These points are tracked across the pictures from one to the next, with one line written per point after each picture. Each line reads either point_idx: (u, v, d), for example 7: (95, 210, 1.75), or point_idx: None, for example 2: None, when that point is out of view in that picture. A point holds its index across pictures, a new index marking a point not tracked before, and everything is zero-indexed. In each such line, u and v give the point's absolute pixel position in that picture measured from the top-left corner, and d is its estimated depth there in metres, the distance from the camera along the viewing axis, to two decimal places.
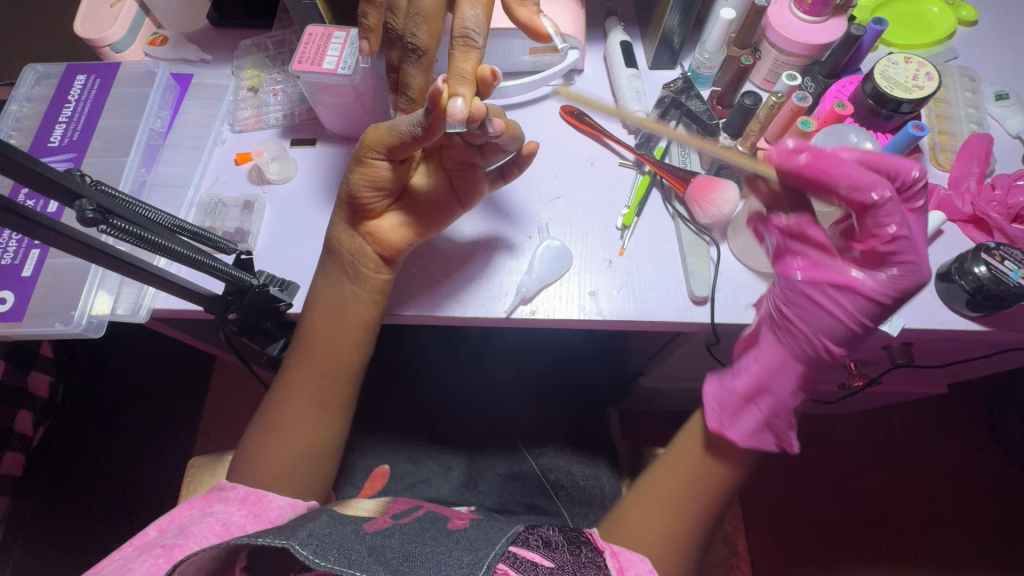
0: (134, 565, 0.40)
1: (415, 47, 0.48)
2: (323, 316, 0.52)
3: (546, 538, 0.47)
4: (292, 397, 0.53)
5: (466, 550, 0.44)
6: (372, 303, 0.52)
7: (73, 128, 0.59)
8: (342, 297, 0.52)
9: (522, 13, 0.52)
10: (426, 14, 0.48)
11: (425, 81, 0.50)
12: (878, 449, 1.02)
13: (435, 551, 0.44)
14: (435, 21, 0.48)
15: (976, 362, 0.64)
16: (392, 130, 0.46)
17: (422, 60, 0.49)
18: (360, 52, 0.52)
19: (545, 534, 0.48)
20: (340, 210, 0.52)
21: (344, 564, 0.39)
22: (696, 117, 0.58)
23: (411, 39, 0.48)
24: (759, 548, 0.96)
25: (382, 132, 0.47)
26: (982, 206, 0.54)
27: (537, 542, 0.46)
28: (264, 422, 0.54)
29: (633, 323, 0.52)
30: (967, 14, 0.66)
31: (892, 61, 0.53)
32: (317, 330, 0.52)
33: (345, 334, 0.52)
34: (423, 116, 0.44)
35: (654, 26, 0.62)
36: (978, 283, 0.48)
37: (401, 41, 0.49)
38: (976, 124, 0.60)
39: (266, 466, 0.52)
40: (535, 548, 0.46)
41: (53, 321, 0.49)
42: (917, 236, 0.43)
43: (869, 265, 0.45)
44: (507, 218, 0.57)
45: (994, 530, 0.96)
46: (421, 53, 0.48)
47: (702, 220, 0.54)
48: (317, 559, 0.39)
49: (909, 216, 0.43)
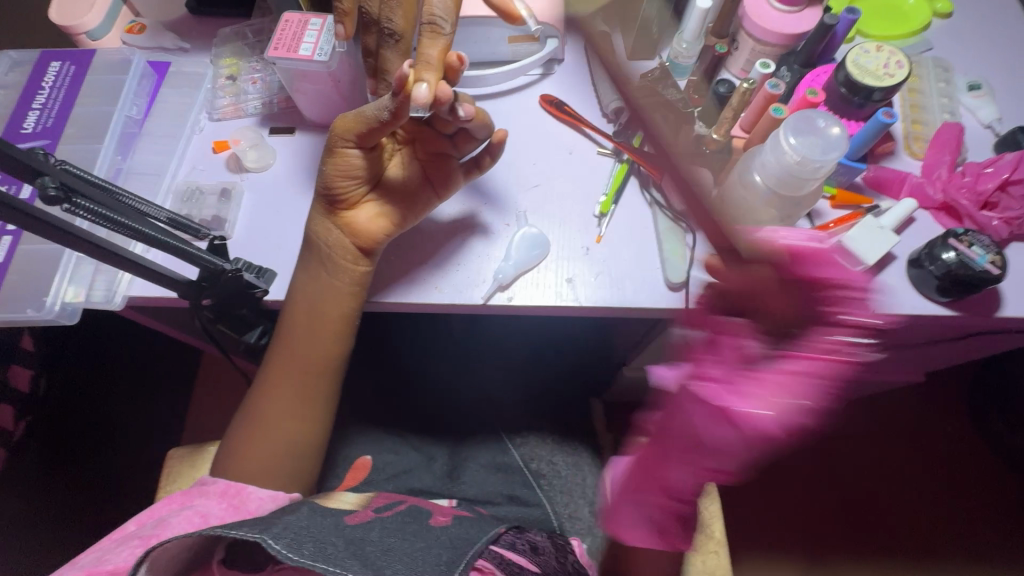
0: (111, 556, 0.41)
1: (391, 31, 0.49)
2: (299, 314, 0.52)
3: (532, 543, 0.51)
4: (269, 394, 0.53)
5: (445, 549, 0.47)
6: (351, 296, 0.52)
7: (47, 115, 0.58)
8: (321, 290, 0.52)
9: None
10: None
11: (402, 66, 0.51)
12: (859, 439, 1.03)
13: (413, 549, 0.45)
14: (411, 4, 0.49)
15: (949, 349, 0.65)
16: (357, 117, 0.47)
17: (398, 44, 0.50)
18: (336, 37, 0.52)
19: (531, 539, 0.51)
20: (317, 203, 0.53)
21: (317, 559, 0.38)
22: (673, 106, 0.59)
23: (387, 24, 0.49)
24: (742, 537, 0.97)
25: (350, 119, 0.48)
26: (953, 193, 0.54)
27: (523, 547, 0.50)
28: (246, 418, 0.54)
29: (609, 310, 0.53)
30: (942, 6, 0.67)
31: (864, 49, 0.54)
32: (295, 328, 0.52)
33: (326, 331, 0.53)
34: (389, 100, 0.45)
35: (633, 15, 0.62)
36: (946, 267, 0.49)
37: (377, 26, 0.50)
38: (949, 114, 0.61)
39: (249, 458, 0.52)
40: (521, 552, 0.49)
41: (25, 307, 0.49)
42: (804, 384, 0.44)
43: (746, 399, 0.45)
44: (485, 205, 0.57)
45: (972, 518, 0.98)
46: (397, 38, 0.49)
47: (678, 207, 0.55)
48: (290, 552, 0.38)
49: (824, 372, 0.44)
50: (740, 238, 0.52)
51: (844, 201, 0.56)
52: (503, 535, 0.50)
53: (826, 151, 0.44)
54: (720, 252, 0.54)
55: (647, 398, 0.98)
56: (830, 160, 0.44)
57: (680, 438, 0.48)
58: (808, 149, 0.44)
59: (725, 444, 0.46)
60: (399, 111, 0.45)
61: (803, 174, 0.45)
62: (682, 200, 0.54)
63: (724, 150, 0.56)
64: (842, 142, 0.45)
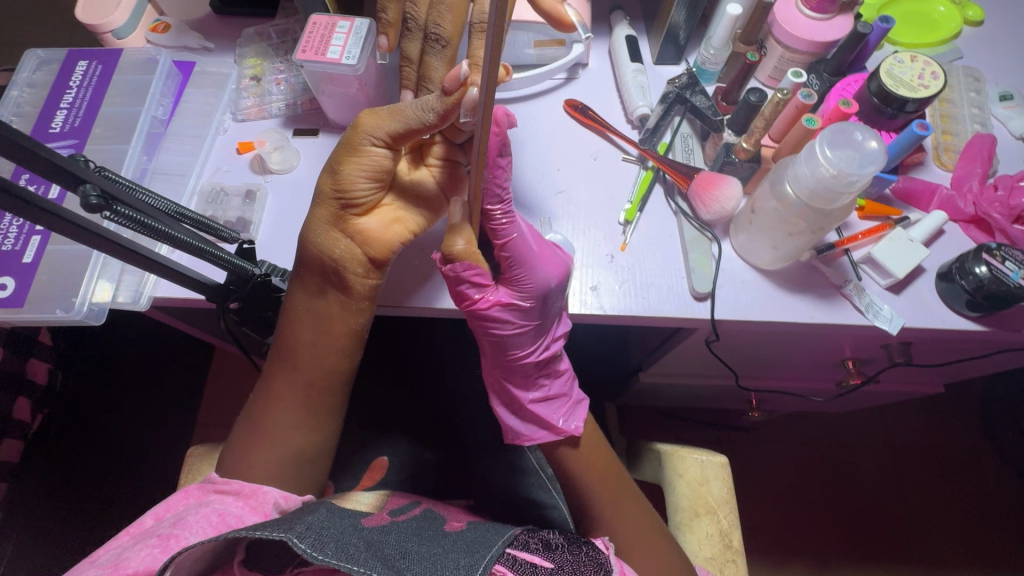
0: (129, 556, 0.40)
1: (439, 37, 0.49)
2: (304, 321, 0.51)
3: (545, 541, 0.49)
4: (280, 402, 0.52)
5: (462, 553, 0.45)
6: (359, 309, 0.50)
7: (74, 115, 0.58)
8: (329, 304, 0.50)
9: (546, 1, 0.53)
10: (451, 4, 0.49)
11: (446, 73, 0.51)
12: (873, 447, 1.03)
13: (433, 553, 0.45)
14: (459, 10, 0.50)
15: (972, 363, 0.64)
16: (395, 116, 0.45)
17: (445, 50, 0.50)
18: (378, 47, 0.55)
19: (546, 537, 0.49)
20: (323, 208, 0.49)
21: (342, 559, 0.38)
22: (700, 113, 0.58)
23: (435, 29, 0.49)
24: (754, 544, 0.96)
25: (384, 117, 0.46)
26: (984, 207, 0.54)
27: (537, 546, 0.47)
28: (253, 426, 0.53)
29: (634, 319, 0.52)
30: (973, 14, 0.66)
31: (899, 59, 0.53)
32: (306, 340, 0.51)
33: (332, 343, 0.51)
34: (438, 100, 0.44)
35: (660, 20, 0.62)
36: (978, 283, 0.48)
37: (423, 32, 0.51)
38: (980, 125, 0.60)
39: (257, 467, 0.51)
40: (534, 551, 0.47)
41: (55, 308, 0.49)
42: (487, 345, 0.51)
43: (489, 322, 0.49)
44: (513, 211, 0.56)
45: (987, 531, 0.97)
46: (444, 44, 0.50)
47: (704, 216, 0.54)
48: (315, 552, 0.38)
49: (529, 291, 0.48)
50: (767, 248, 0.51)
51: (871, 212, 0.56)
52: (518, 535, 0.49)
53: (863, 165, 0.43)
54: (746, 261, 0.54)
55: (658, 403, 0.97)
56: (866, 174, 0.43)
57: (515, 376, 0.53)
58: (844, 162, 0.44)
59: (519, 366, 0.52)
60: (446, 107, 0.43)
61: (837, 188, 0.44)
62: (710, 210, 0.53)
63: (754, 160, 0.54)
64: (879, 155, 0.44)
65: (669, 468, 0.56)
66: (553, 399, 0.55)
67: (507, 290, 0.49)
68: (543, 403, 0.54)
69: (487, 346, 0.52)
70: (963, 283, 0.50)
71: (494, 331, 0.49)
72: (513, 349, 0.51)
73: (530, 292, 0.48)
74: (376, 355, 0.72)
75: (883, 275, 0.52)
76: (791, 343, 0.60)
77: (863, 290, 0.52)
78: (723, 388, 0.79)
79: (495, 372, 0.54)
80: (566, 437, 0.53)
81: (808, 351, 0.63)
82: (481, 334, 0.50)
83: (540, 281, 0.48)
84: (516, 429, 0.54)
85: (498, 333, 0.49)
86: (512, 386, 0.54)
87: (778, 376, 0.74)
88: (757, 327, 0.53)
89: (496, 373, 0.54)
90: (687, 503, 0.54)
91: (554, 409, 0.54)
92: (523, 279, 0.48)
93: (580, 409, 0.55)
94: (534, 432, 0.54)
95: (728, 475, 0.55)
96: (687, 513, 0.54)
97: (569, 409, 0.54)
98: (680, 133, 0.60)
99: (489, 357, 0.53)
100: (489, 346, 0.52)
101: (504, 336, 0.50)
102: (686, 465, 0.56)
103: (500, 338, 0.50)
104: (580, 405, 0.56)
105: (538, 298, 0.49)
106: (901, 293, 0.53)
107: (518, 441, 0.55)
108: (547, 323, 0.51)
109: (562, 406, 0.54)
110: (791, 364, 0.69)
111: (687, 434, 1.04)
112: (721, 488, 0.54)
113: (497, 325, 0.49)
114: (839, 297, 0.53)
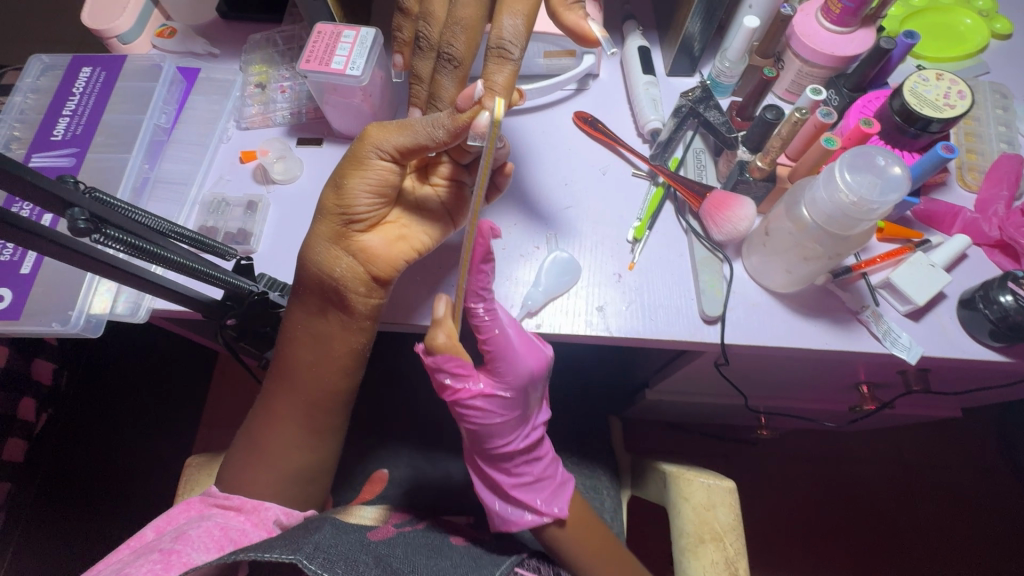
0: (130, 569, 0.38)
1: (452, 57, 0.48)
2: (304, 342, 0.49)
3: (552, 571, 0.49)
4: (277, 419, 0.51)
5: (472, 573, 0.45)
6: (360, 330, 0.49)
7: (76, 122, 0.58)
8: (330, 326, 0.49)
9: (569, 18, 0.50)
10: (465, 23, 0.47)
11: (456, 92, 0.49)
12: (885, 466, 1.00)
13: (440, 567, 0.44)
14: (474, 31, 0.48)
15: (993, 391, 0.62)
16: (403, 131, 0.44)
17: (456, 71, 0.48)
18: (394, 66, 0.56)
19: (551, 568, 0.50)
20: (325, 224, 0.47)
21: None
22: (714, 128, 0.56)
23: (448, 49, 0.48)
24: (758, 564, 0.94)
25: (394, 132, 0.44)
26: (1011, 232, 0.51)
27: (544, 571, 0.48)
28: (250, 442, 0.52)
29: (642, 341, 0.51)
30: (1001, 27, 0.64)
31: (923, 77, 0.51)
32: (303, 359, 0.50)
33: (334, 364, 0.50)
34: (450, 119, 0.42)
35: (674, 32, 0.60)
36: (1003, 313, 0.46)
37: (436, 52, 0.50)
38: (1007, 144, 0.58)
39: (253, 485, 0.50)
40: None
41: (50, 320, 0.48)
42: (471, 442, 0.50)
43: (470, 413, 0.47)
44: (521, 225, 0.55)
45: (1002, 556, 0.94)
46: (456, 64, 0.48)
47: (716, 237, 0.53)
48: (326, 573, 0.36)
49: (514, 376, 0.47)
50: (782, 272, 0.49)
51: (891, 234, 0.53)
52: (523, 560, 0.49)
53: (885, 192, 0.41)
54: (758, 283, 0.52)
55: (663, 417, 0.96)
56: (888, 202, 0.41)
57: (500, 472, 0.51)
58: (864, 188, 0.42)
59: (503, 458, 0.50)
60: (458, 126, 0.42)
61: (855, 216, 0.42)
62: (722, 230, 0.52)
63: (769, 179, 0.52)
64: (902, 181, 0.42)
65: (675, 490, 0.55)
66: (545, 483, 0.51)
67: (491, 379, 0.48)
68: (527, 488, 0.51)
69: (471, 445, 0.50)
70: (987, 309, 0.47)
71: (476, 421, 0.47)
72: (494, 441, 0.49)
73: (512, 386, 0.47)
74: (377, 367, 0.71)
75: (902, 301, 0.50)
76: (804, 367, 0.58)
77: (880, 317, 0.50)
78: (731, 406, 0.77)
79: (479, 465, 0.52)
80: (549, 519, 0.49)
81: (820, 375, 0.61)
82: (463, 428, 0.48)
83: (527, 367, 0.48)
84: (499, 512, 0.51)
85: (485, 427, 0.48)
86: (500, 490, 0.51)
87: (789, 397, 0.72)
88: (770, 352, 0.52)
89: (481, 467, 0.52)
90: (692, 529, 0.52)
91: (537, 491, 0.51)
92: (506, 369, 0.47)
93: (568, 489, 0.51)
94: (515, 519, 0.50)
95: (735, 502, 0.53)
96: (692, 539, 0.52)
97: (554, 491, 0.51)
98: (692, 149, 0.58)
99: (473, 449, 0.50)
100: (474, 445, 0.50)
101: (490, 428, 0.48)
102: (692, 489, 0.54)
103: (483, 430, 0.48)
104: (568, 485, 0.52)
105: (519, 390, 0.48)
106: (921, 320, 0.51)
107: (502, 530, 0.51)
108: (528, 410, 0.50)
109: (546, 489, 0.51)
110: (803, 387, 0.67)
111: (691, 449, 1.02)
112: (727, 515, 0.52)
113: (478, 414, 0.47)
114: (855, 322, 0.51)
